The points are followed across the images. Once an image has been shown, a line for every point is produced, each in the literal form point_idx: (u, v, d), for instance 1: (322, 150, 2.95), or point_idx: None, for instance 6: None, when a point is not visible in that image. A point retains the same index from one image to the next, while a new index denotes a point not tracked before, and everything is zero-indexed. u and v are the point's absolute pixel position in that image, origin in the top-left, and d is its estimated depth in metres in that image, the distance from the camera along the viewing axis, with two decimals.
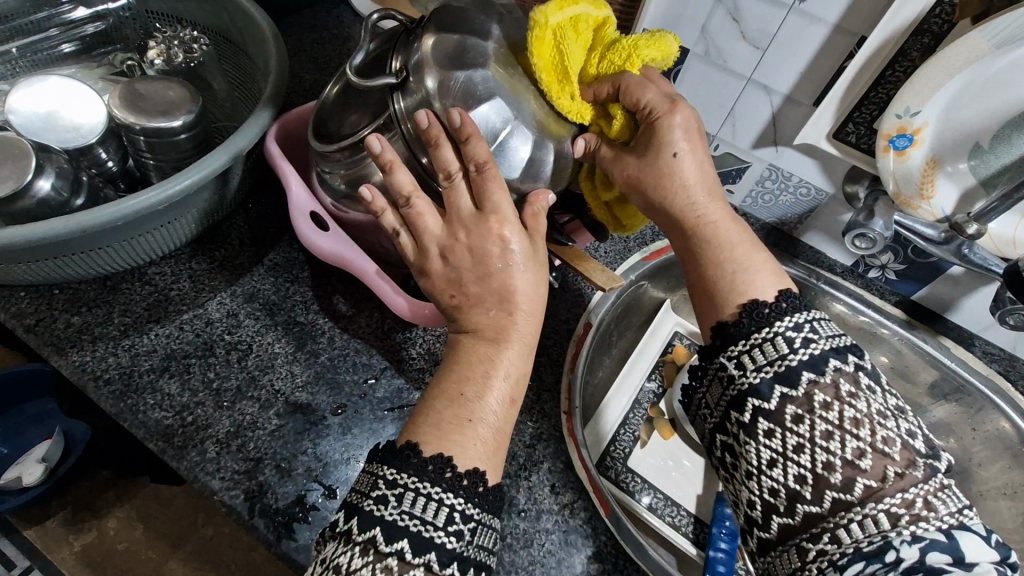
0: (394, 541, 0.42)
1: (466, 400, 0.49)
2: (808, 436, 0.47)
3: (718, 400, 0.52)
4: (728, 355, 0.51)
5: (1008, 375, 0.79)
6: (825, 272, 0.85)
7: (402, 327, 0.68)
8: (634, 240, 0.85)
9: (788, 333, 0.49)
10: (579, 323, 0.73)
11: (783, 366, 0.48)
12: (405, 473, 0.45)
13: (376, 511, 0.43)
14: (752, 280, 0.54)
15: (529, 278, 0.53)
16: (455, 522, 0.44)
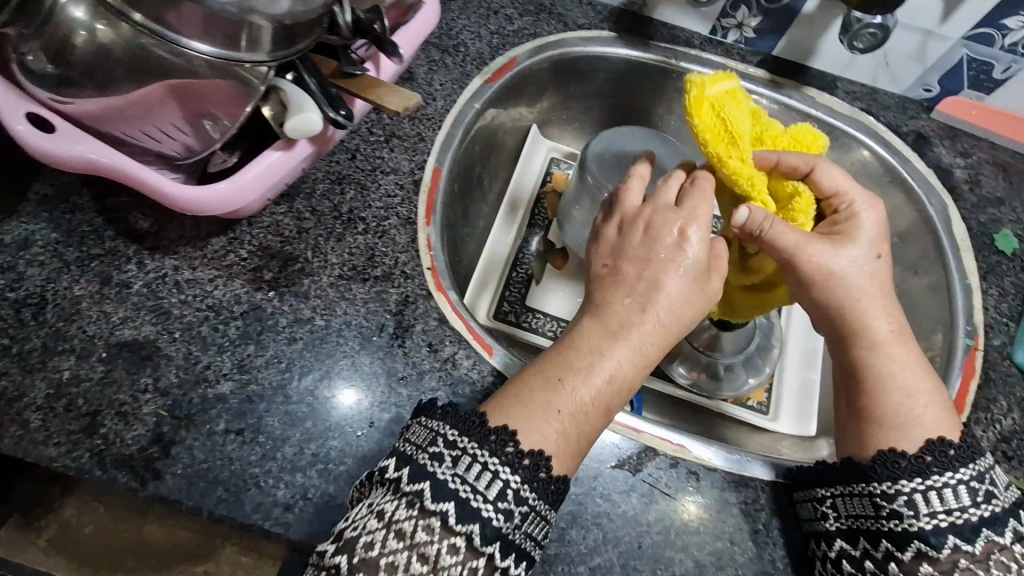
0: (441, 499, 0.40)
1: (563, 381, 0.45)
2: (922, 518, 0.46)
3: (865, 511, 0.48)
4: (896, 486, 0.47)
5: (871, 111, 0.77)
6: (684, 47, 0.78)
7: (223, 229, 0.59)
8: (471, 61, 0.73)
9: (972, 485, 0.46)
10: (427, 170, 0.65)
11: (961, 518, 0.45)
12: (466, 436, 0.42)
13: (428, 464, 0.42)
14: (906, 387, 0.51)
15: (680, 290, 0.48)
16: (507, 500, 0.41)
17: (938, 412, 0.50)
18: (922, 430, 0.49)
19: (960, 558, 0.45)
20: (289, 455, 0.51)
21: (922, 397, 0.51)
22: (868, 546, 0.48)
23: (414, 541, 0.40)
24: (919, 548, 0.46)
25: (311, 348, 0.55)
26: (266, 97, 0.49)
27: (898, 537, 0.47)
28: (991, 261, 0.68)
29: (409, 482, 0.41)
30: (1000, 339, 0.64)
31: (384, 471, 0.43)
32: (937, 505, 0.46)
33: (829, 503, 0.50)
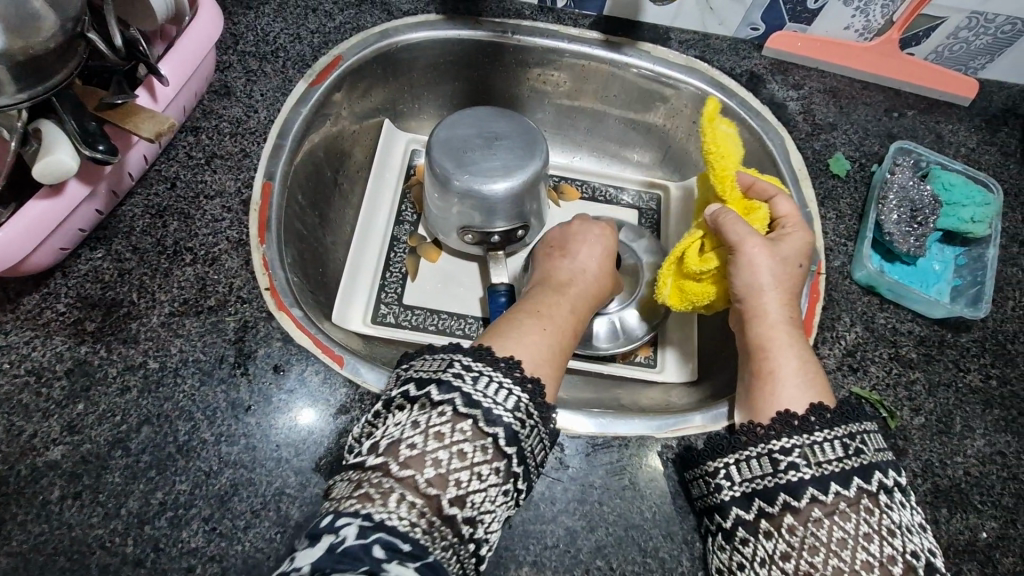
0: (473, 404, 0.44)
1: (534, 325, 0.56)
2: (808, 467, 0.48)
3: (751, 476, 0.49)
4: (778, 444, 0.49)
5: (705, 57, 0.78)
6: (515, 20, 0.77)
7: (36, 286, 0.55)
8: (294, 65, 0.70)
9: (843, 439, 0.49)
10: (255, 187, 0.62)
11: (832, 468, 0.47)
12: (478, 360, 0.47)
13: (454, 380, 0.45)
14: (780, 360, 0.55)
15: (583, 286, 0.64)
16: (512, 401, 0.46)
17: (814, 387, 0.54)
18: (796, 389, 0.53)
19: (841, 501, 0.46)
20: (134, 509, 0.49)
21: (795, 371, 0.54)
22: (764, 505, 0.48)
23: (452, 441, 0.43)
24: (812, 494, 0.47)
25: (147, 394, 0.53)
26: (27, 142, 0.46)
27: (791, 487, 0.47)
28: (828, 186, 0.71)
29: (435, 392, 0.45)
30: (841, 260, 0.67)
31: (408, 394, 0.46)
32: (822, 455, 0.48)
33: (722, 474, 0.50)
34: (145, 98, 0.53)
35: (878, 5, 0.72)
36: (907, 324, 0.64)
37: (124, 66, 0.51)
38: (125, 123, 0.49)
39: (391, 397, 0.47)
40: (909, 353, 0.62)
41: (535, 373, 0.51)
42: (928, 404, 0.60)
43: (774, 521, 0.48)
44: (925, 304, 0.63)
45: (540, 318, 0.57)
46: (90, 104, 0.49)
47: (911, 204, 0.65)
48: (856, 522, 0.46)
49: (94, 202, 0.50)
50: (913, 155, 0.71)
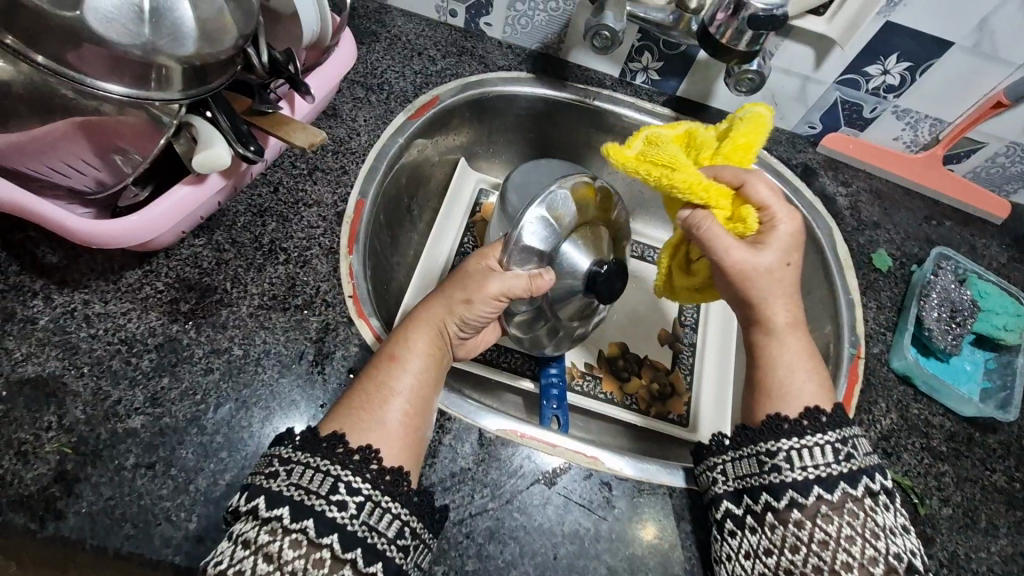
0: (274, 507, 0.43)
1: (385, 374, 0.53)
2: (792, 470, 0.50)
3: (742, 473, 0.53)
4: (768, 444, 0.52)
5: (765, 145, 0.84)
6: (598, 89, 0.83)
7: (138, 263, 0.58)
8: (396, 99, 0.76)
9: (831, 445, 0.50)
10: (350, 202, 0.67)
11: (817, 472, 0.49)
12: (304, 452, 0.46)
13: (265, 483, 0.45)
14: (790, 380, 0.55)
15: (413, 375, 0.53)
16: (341, 493, 0.44)
17: (817, 384, 0.55)
18: (803, 385, 0.55)
19: (821, 505, 0.48)
20: (202, 487, 0.50)
21: (801, 370, 0.55)
22: (751, 502, 0.52)
23: (259, 545, 0.42)
24: (790, 496, 0.49)
25: (228, 379, 0.55)
26: (179, 133, 0.52)
27: (773, 487, 0.51)
28: (870, 278, 0.76)
29: (262, 504, 0.43)
30: (879, 347, 0.71)
31: (234, 507, 0.45)
32: (807, 460, 0.50)
33: (720, 468, 0.55)
34: (285, 109, 0.61)
35: (926, 123, 0.79)
36: (938, 418, 0.67)
37: (264, 80, 0.56)
38: (273, 130, 0.57)
39: (232, 503, 0.46)
40: (940, 446, 0.66)
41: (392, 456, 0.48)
42: (956, 496, 0.63)
43: (758, 518, 0.51)
44: (956, 400, 0.66)
45: (383, 388, 0.52)
46: (240, 109, 0.57)
47: (950, 305, 0.70)
48: (837, 524, 0.48)
49: (219, 194, 0.57)
50: (951, 261, 0.75)
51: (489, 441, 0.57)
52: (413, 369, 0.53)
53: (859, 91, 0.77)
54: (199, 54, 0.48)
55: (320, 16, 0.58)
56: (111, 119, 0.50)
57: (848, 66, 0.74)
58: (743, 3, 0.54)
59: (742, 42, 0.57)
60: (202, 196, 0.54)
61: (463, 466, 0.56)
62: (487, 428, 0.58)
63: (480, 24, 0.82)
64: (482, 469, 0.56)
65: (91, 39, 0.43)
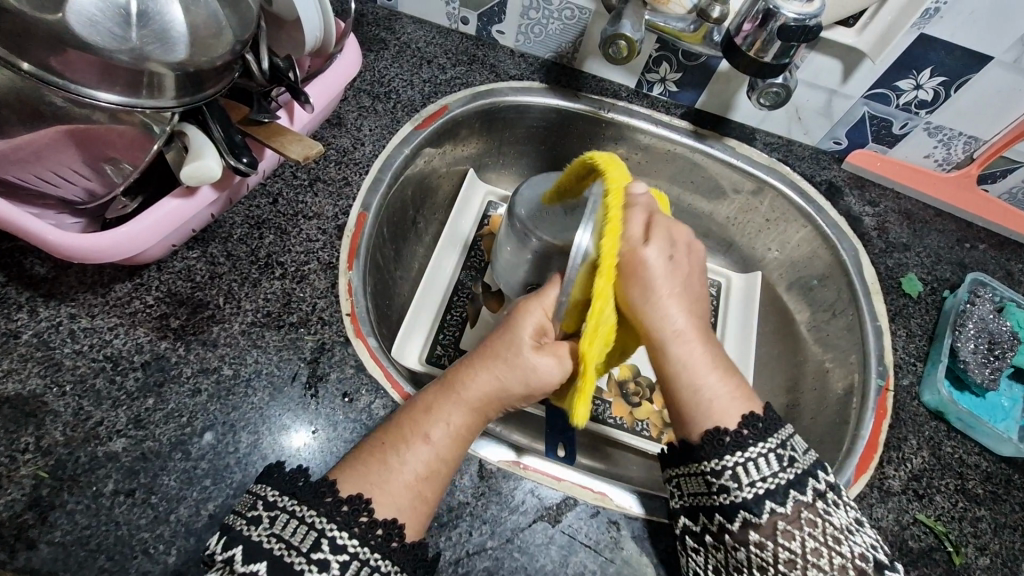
0: (252, 561, 0.40)
1: (406, 449, 0.47)
2: (742, 488, 0.46)
3: (695, 492, 0.48)
4: (714, 461, 0.47)
5: (788, 161, 0.80)
6: (613, 100, 0.80)
7: (128, 275, 0.56)
8: (402, 108, 0.73)
9: (772, 454, 0.46)
10: (351, 216, 0.64)
11: (769, 485, 0.45)
12: (291, 497, 0.43)
13: (245, 530, 0.42)
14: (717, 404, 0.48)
15: (440, 434, 0.48)
16: (323, 550, 0.41)
17: (736, 386, 0.49)
18: (716, 397, 0.48)
19: (778, 520, 0.45)
20: (184, 517, 0.47)
21: (708, 377, 0.49)
22: (709, 522, 0.47)
23: None
24: (744, 517, 0.45)
25: (217, 401, 0.52)
26: (169, 142, 0.49)
27: (726, 510, 0.46)
28: (899, 303, 0.72)
29: (239, 557, 0.40)
30: (909, 379, 0.67)
31: (210, 550, 0.42)
32: (755, 474, 0.46)
33: (675, 483, 0.50)
34: (284, 119, 0.58)
35: (960, 141, 0.74)
36: (974, 457, 0.63)
37: (264, 88, 0.54)
38: (269, 141, 0.54)
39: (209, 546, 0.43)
40: (976, 489, 0.61)
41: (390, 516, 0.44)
42: (994, 545, 0.58)
43: (718, 538, 0.47)
44: (992, 439, 0.62)
45: (396, 455, 0.46)
46: (236, 118, 0.54)
47: (987, 336, 0.66)
48: (800, 539, 0.44)
49: (214, 206, 0.55)
50: (989, 287, 0.71)
51: (490, 473, 0.54)
52: (438, 451, 0.47)
53: (889, 105, 0.72)
54: (194, 61, 0.45)
55: (323, 21, 0.55)
56: (101, 130, 0.48)
57: (877, 80, 0.70)
58: (773, 12, 0.51)
59: (770, 53, 0.54)
60: (194, 208, 0.52)
61: (461, 500, 0.52)
62: (487, 459, 0.54)
63: (492, 32, 0.79)
64: (482, 503, 0.52)
65: (77, 45, 0.41)
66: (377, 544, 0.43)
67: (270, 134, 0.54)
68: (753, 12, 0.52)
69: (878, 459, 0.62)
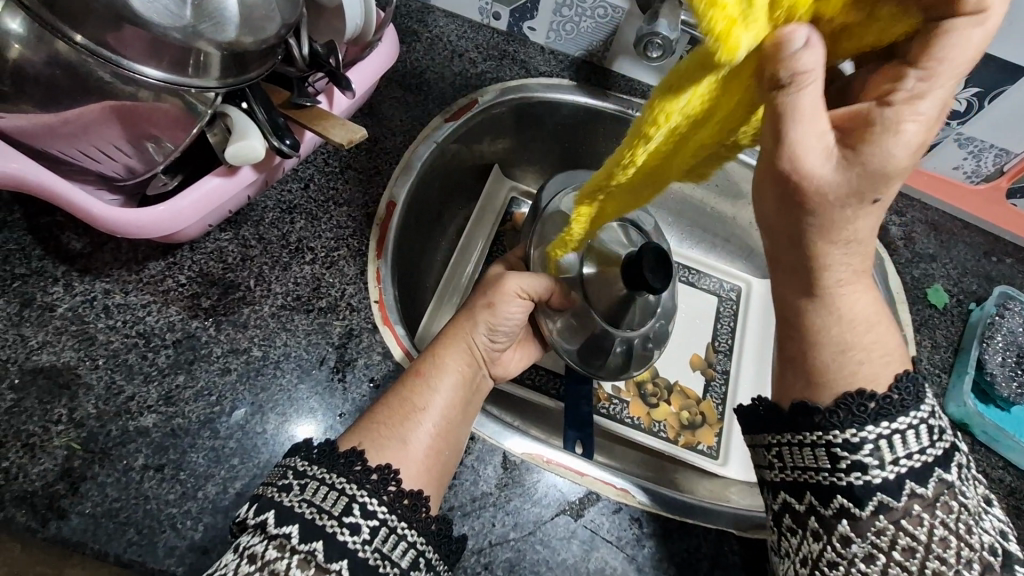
0: (284, 524, 0.40)
1: (415, 408, 0.50)
2: (881, 467, 0.40)
3: (806, 466, 0.43)
4: (851, 433, 0.41)
5: None
6: (640, 99, 0.80)
7: (161, 254, 0.56)
8: (433, 100, 0.74)
9: (921, 425, 0.41)
10: (381, 204, 0.65)
11: (911, 464, 0.40)
12: (319, 466, 0.43)
13: (276, 496, 0.41)
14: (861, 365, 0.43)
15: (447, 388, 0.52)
16: (355, 516, 0.41)
17: (886, 343, 0.44)
18: (866, 361, 0.43)
19: (915, 505, 0.40)
20: (211, 494, 0.48)
21: (863, 342, 0.43)
22: (817, 503, 0.43)
23: (266, 563, 0.39)
24: (879, 501, 0.40)
25: (246, 381, 0.53)
26: (213, 122, 0.50)
27: (854, 494, 0.41)
28: (924, 314, 0.72)
29: (272, 521, 0.40)
30: (933, 390, 0.67)
31: (241, 517, 0.42)
32: (901, 449, 0.40)
33: (776, 453, 0.45)
34: (323, 103, 0.59)
35: (991, 154, 0.73)
36: (997, 471, 0.62)
37: (303, 74, 0.55)
38: (311, 125, 0.54)
39: (239, 513, 0.42)
40: (999, 503, 0.61)
41: (414, 475, 0.46)
42: None
43: (825, 523, 0.42)
44: (1019, 454, 0.61)
45: (408, 413, 0.49)
46: (277, 101, 0.55)
47: (1017, 349, 0.65)
48: (928, 526, 0.40)
49: (250, 188, 0.55)
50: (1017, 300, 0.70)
51: (513, 465, 0.54)
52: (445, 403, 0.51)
53: None
54: (240, 41, 0.46)
55: (364, 10, 0.55)
56: (143, 109, 0.48)
57: None
58: None
59: None
60: (233, 188, 0.52)
61: (484, 491, 0.52)
62: (511, 451, 0.55)
63: (523, 28, 0.79)
64: (505, 495, 0.52)
65: (132, 21, 0.42)
66: (411, 520, 0.43)
67: (308, 117, 0.55)
68: None
69: None
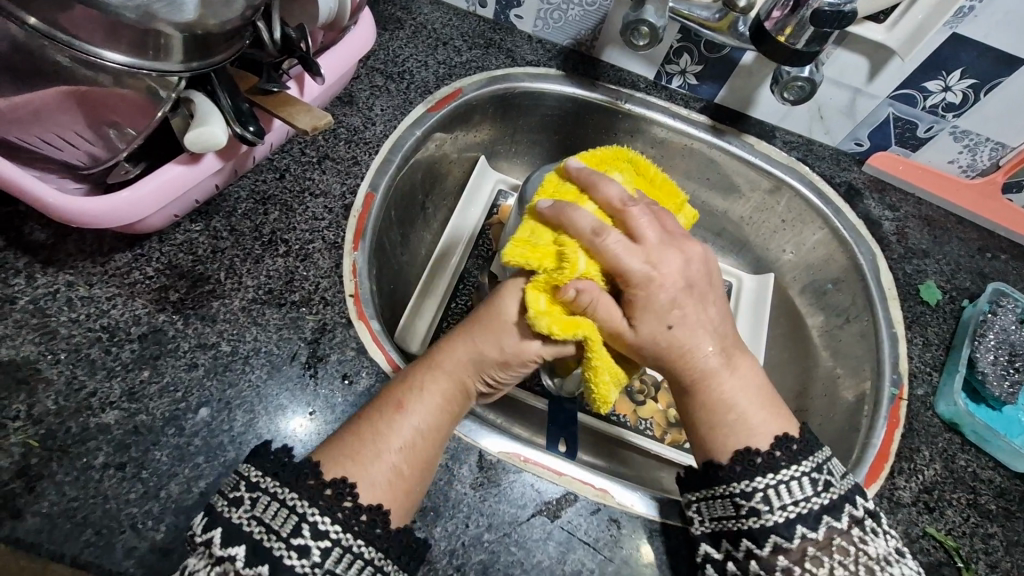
0: (232, 545, 0.39)
1: (390, 419, 0.46)
2: (773, 513, 0.44)
3: (719, 520, 0.47)
4: (748, 485, 0.45)
5: (808, 161, 0.78)
6: (628, 90, 0.78)
7: (129, 246, 0.55)
8: (416, 89, 0.72)
9: (811, 475, 0.45)
10: (358, 196, 0.63)
11: (803, 511, 0.44)
12: (273, 479, 0.41)
13: (228, 512, 0.40)
14: (745, 420, 0.48)
15: (428, 407, 0.48)
16: (303, 537, 0.39)
17: (770, 410, 0.49)
18: (740, 422, 0.48)
19: (809, 546, 0.44)
20: (174, 494, 0.46)
21: (753, 409, 0.48)
22: (731, 547, 0.46)
23: None
24: (775, 542, 0.44)
25: (213, 377, 0.51)
26: (175, 109, 0.48)
27: (753, 534, 0.45)
28: (916, 311, 0.70)
29: (219, 541, 0.39)
30: (924, 389, 0.65)
31: (192, 531, 0.41)
32: (788, 496, 0.45)
33: (694, 507, 0.48)
34: (293, 89, 0.57)
35: (986, 147, 0.71)
36: (988, 472, 0.61)
37: (275, 59, 0.53)
38: (276, 111, 0.53)
39: (191, 525, 0.41)
40: (988, 505, 0.59)
41: (369, 493, 0.43)
42: (1005, 563, 0.56)
43: (740, 565, 0.45)
44: (1009, 455, 0.60)
45: (376, 429, 0.46)
46: (244, 87, 0.53)
47: (1008, 348, 0.65)
48: (828, 567, 0.43)
49: (216, 175, 0.53)
50: (1011, 297, 0.68)
51: (490, 464, 0.52)
52: (421, 424, 0.47)
53: (915, 107, 0.70)
54: (202, 22, 0.44)
55: None
56: (96, 92, 0.46)
57: (905, 80, 0.67)
58: None
59: (802, 39, 0.52)
60: (194, 177, 0.50)
61: (459, 491, 0.51)
62: (487, 450, 0.53)
63: (510, 16, 0.77)
64: (480, 495, 0.51)
65: (83, 0, 0.40)
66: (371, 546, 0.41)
67: (276, 104, 0.53)
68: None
69: (888, 470, 0.61)
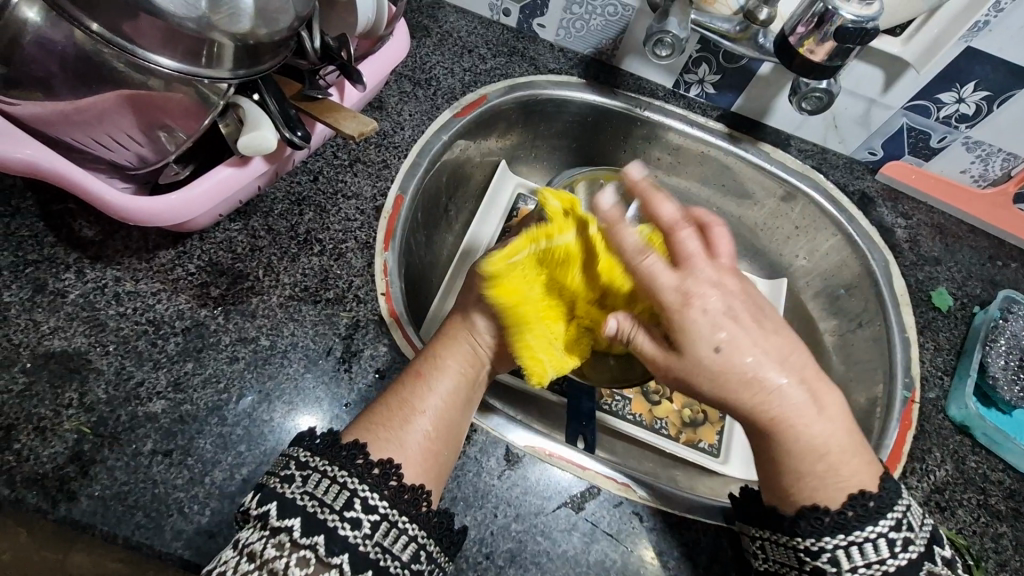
0: (287, 516, 0.41)
1: (416, 398, 0.50)
2: (844, 572, 0.44)
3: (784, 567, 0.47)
4: (818, 545, 0.45)
5: (821, 169, 0.80)
6: (648, 98, 0.80)
7: (172, 243, 0.57)
8: (443, 95, 0.74)
9: (890, 534, 0.44)
10: (389, 198, 0.65)
11: (879, 571, 0.44)
12: (321, 458, 0.44)
13: (280, 488, 0.42)
14: (835, 471, 0.46)
15: (445, 388, 0.51)
16: (356, 509, 0.42)
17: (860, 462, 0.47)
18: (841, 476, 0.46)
19: None
20: (218, 480, 0.49)
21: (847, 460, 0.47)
22: None
23: (263, 562, 0.40)
24: None
25: (254, 369, 0.53)
26: (225, 113, 0.50)
27: None
28: (928, 316, 0.72)
29: (275, 514, 0.41)
30: (935, 392, 0.67)
31: (245, 508, 0.43)
32: (861, 557, 0.44)
33: (757, 544, 0.49)
34: (335, 96, 0.60)
35: (999, 157, 0.72)
36: (998, 474, 0.62)
37: (315, 66, 0.55)
38: (322, 116, 0.56)
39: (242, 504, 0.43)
40: (998, 505, 0.61)
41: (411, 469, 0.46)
42: (1016, 562, 0.58)
43: None
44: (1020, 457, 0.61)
45: (407, 405, 0.49)
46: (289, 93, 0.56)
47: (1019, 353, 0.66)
48: None
49: (261, 178, 0.56)
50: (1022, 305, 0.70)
51: (516, 458, 0.54)
52: (443, 402, 0.50)
53: (929, 118, 0.71)
54: (254, 33, 0.46)
55: (376, 4, 0.56)
56: (149, 95, 0.49)
57: (918, 91, 0.69)
58: (831, 12, 0.51)
59: (824, 54, 0.54)
60: (244, 178, 0.53)
61: (487, 483, 0.53)
62: (515, 444, 0.55)
63: (533, 25, 0.80)
64: (507, 487, 0.53)
65: (147, 10, 0.42)
66: (411, 514, 0.43)
67: (320, 109, 0.56)
68: (808, 15, 0.53)
69: (901, 470, 0.62)
